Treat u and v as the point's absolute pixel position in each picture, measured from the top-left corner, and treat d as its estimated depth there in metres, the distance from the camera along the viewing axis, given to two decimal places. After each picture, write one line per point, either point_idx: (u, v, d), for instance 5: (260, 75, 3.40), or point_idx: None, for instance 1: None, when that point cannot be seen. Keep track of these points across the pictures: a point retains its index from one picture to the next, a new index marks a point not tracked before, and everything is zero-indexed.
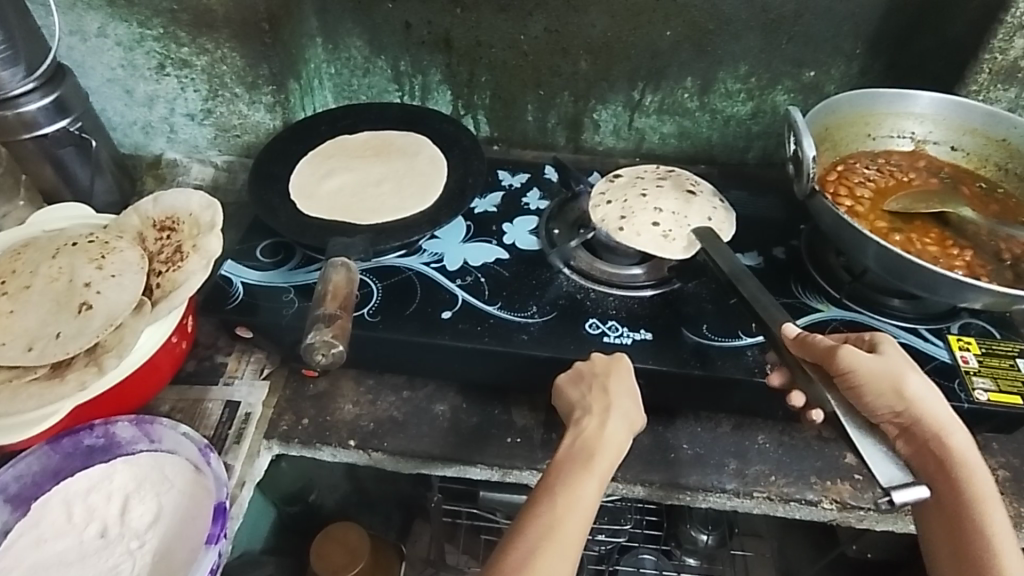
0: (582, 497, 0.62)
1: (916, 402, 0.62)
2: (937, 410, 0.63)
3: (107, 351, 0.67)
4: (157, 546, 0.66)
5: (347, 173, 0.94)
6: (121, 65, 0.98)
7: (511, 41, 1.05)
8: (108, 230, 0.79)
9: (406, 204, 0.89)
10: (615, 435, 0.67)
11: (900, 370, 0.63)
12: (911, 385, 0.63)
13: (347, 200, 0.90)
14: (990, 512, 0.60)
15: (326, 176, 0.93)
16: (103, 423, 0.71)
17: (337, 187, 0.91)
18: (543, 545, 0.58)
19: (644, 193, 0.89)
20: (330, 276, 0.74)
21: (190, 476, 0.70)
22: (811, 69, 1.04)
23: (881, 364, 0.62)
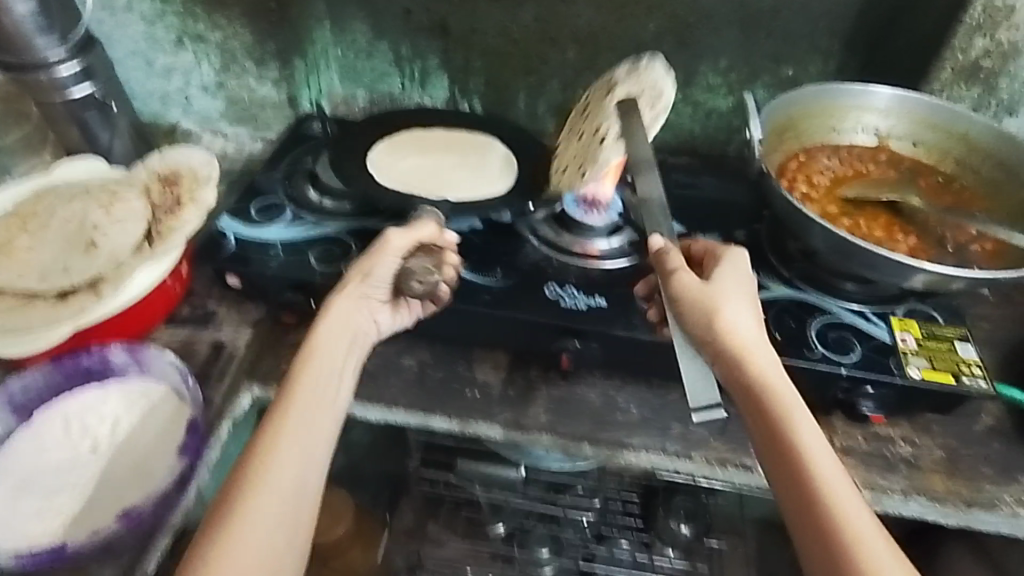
0: (294, 442, 0.63)
1: (728, 324, 0.65)
2: (752, 334, 0.66)
3: (106, 283, 0.76)
4: (141, 463, 0.73)
5: (412, 161, 0.99)
6: (143, 38, 1.06)
7: (502, 28, 1.11)
8: (118, 181, 0.87)
9: (465, 185, 0.95)
10: (347, 333, 0.73)
11: (721, 297, 0.67)
12: (733, 314, 0.66)
13: (413, 177, 0.96)
14: (796, 421, 0.61)
15: (401, 157, 1.00)
16: (100, 348, 0.78)
17: (406, 172, 0.97)
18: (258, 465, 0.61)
19: (585, 125, 0.94)
20: (421, 232, 0.79)
21: (174, 402, 0.78)
22: (789, 66, 1.09)
23: (705, 293, 0.67)
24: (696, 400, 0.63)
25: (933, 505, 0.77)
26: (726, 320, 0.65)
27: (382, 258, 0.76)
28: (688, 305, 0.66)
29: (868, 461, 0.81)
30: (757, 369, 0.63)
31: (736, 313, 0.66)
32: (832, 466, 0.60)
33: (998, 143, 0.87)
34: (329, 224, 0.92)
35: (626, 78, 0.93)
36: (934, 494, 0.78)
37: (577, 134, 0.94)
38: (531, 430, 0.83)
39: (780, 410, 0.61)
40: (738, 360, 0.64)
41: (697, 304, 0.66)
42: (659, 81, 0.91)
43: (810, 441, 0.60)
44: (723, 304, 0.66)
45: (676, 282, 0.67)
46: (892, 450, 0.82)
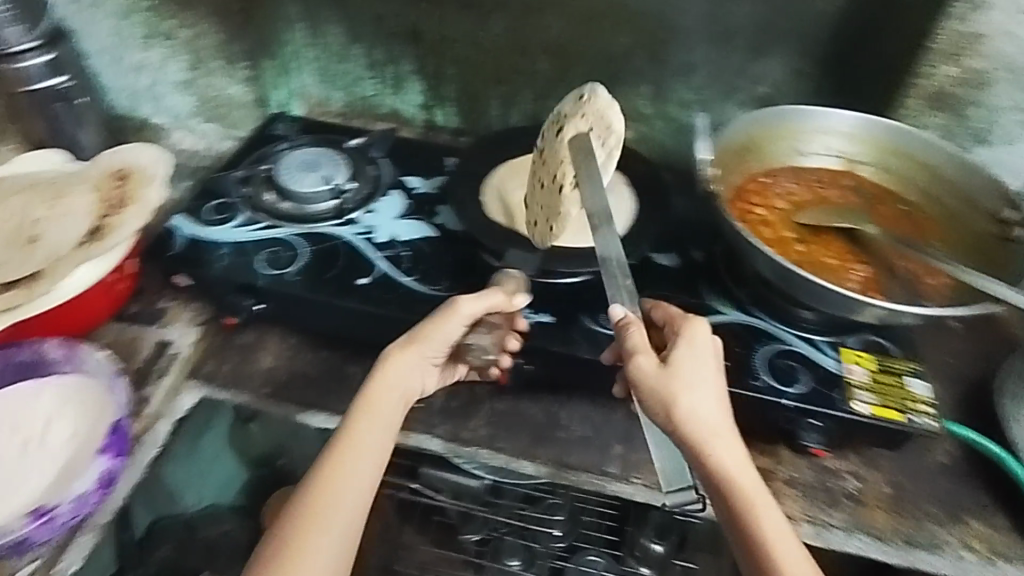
0: (337, 505, 0.63)
1: (696, 419, 0.61)
2: (720, 426, 0.62)
3: (43, 279, 0.77)
4: (64, 461, 0.72)
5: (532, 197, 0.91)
6: (112, 34, 1.05)
7: (474, 37, 1.10)
8: (73, 178, 0.88)
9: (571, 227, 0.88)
10: (393, 389, 0.71)
11: (685, 382, 0.62)
12: (696, 401, 0.61)
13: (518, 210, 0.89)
14: (766, 520, 0.60)
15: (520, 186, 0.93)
16: (37, 342, 0.78)
17: None
18: (286, 552, 0.60)
19: (541, 179, 0.83)
20: (493, 300, 0.75)
21: (104, 400, 0.76)
22: (764, 84, 1.06)
23: (667, 379, 0.62)
24: (669, 480, 0.61)
25: (873, 542, 0.75)
26: (690, 409, 0.61)
27: (445, 324, 0.73)
28: (654, 395, 0.61)
29: (810, 493, 0.79)
30: (723, 466, 0.60)
31: (700, 400, 0.62)
32: (804, 563, 0.59)
33: (960, 172, 0.85)
34: (281, 227, 0.91)
35: (575, 113, 0.82)
36: (875, 532, 0.76)
37: (540, 185, 0.83)
38: (470, 444, 0.82)
39: (749, 518, 0.60)
40: (702, 456, 0.61)
41: (661, 397, 0.61)
42: (606, 110, 0.81)
43: (781, 549, 0.59)
44: (689, 393, 0.62)
45: (637, 365, 0.61)
46: (837, 484, 0.80)
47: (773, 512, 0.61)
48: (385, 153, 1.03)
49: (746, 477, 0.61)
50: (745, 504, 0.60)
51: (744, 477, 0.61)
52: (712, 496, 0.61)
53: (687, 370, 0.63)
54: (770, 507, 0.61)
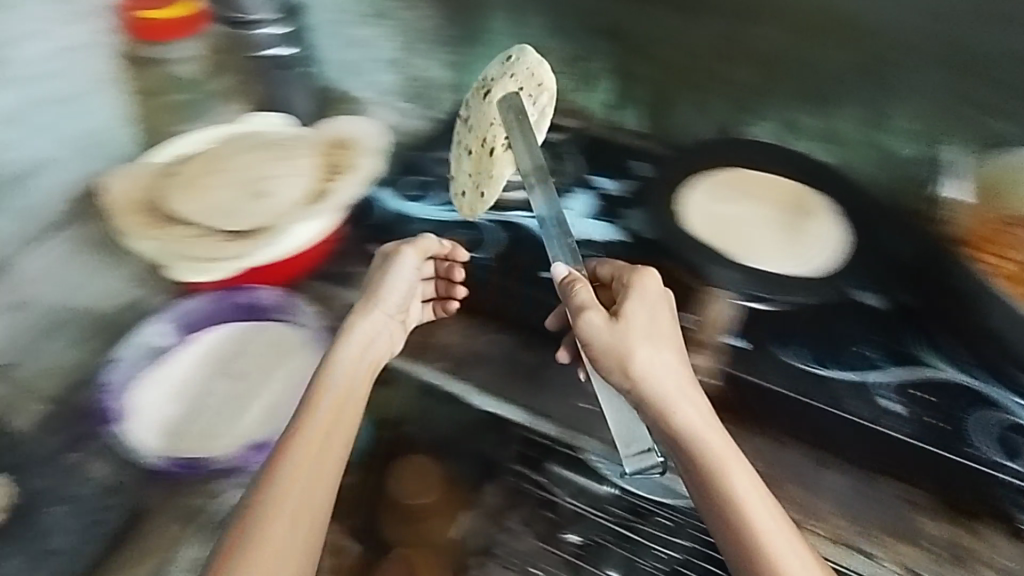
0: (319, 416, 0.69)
1: (649, 374, 0.64)
2: (677, 383, 0.64)
3: (271, 232, 0.84)
4: (269, 400, 0.79)
5: (738, 217, 0.88)
6: (340, 11, 1.15)
7: (678, 40, 1.07)
8: (295, 138, 0.94)
9: (784, 253, 0.85)
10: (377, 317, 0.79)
11: (620, 337, 0.65)
12: (645, 359, 0.64)
13: (726, 227, 0.86)
14: (752, 506, 0.59)
15: (726, 202, 0.90)
16: (254, 288, 0.86)
17: (746, 234, 0.87)
18: (303, 446, 0.66)
19: (470, 145, 0.90)
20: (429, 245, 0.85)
21: (306, 351, 0.83)
22: (1003, 120, 0.95)
23: (619, 336, 0.65)
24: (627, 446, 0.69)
25: None
26: (640, 366, 0.64)
27: (366, 314, 0.79)
28: (598, 348, 0.65)
29: None
30: (682, 425, 0.62)
31: (654, 360, 0.65)
32: (791, 553, 0.58)
33: None
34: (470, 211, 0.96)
35: (504, 73, 0.90)
36: None
37: (468, 150, 0.91)
38: None
39: (740, 493, 0.60)
40: (659, 413, 0.63)
41: (617, 355, 0.65)
42: (537, 70, 0.88)
43: (757, 516, 0.59)
44: (642, 348, 0.65)
45: (585, 321, 0.66)
46: None
47: (742, 488, 0.60)
48: (576, 152, 1.05)
49: (720, 444, 0.62)
50: (732, 490, 0.60)
51: (707, 443, 0.62)
52: (684, 462, 0.62)
53: (636, 329, 0.66)
54: (743, 484, 0.60)
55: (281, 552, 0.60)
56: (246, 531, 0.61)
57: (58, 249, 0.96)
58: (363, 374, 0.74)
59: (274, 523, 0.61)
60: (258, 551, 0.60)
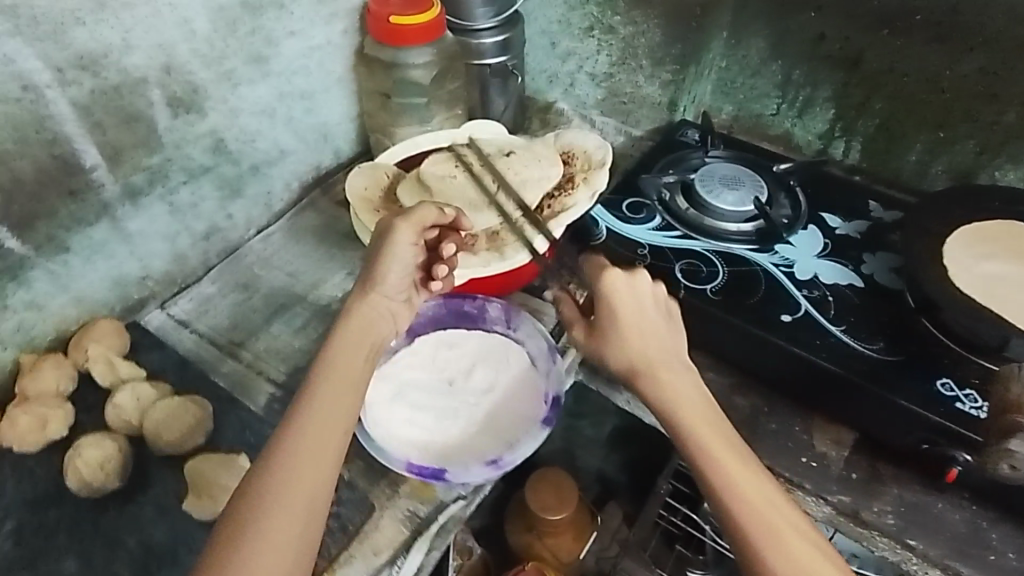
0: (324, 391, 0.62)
1: (672, 388, 0.61)
2: (693, 385, 0.62)
3: (504, 243, 0.85)
4: (492, 411, 0.80)
5: (1002, 274, 0.79)
6: (558, 20, 1.12)
7: (930, 74, 0.96)
8: (519, 145, 0.93)
9: None
10: (384, 305, 0.70)
11: (640, 324, 0.62)
12: (641, 348, 0.62)
13: (995, 288, 0.77)
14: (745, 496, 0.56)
15: (989, 256, 0.80)
16: (482, 299, 0.88)
17: (1012, 293, 0.77)
18: (328, 394, 0.62)
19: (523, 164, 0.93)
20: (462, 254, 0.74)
21: (527, 368, 0.84)
22: None
23: (613, 325, 0.63)
24: None
25: None
26: (636, 351, 0.62)
27: (398, 250, 0.70)
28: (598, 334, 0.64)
29: None
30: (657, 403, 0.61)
31: (650, 346, 0.62)
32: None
33: None
34: (695, 239, 0.90)
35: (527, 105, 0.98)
36: None
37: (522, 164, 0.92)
38: (870, 527, 0.75)
39: (748, 502, 0.56)
40: (649, 391, 0.61)
41: (613, 336, 0.63)
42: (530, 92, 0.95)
43: (747, 509, 0.56)
44: (635, 342, 0.62)
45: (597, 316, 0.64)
46: None
47: (760, 500, 0.56)
48: (799, 184, 0.97)
49: (732, 458, 0.58)
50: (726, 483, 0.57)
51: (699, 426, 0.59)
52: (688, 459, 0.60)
53: (629, 312, 0.62)
54: (750, 491, 0.56)
55: (292, 513, 0.55)
56: (265, 479, 0.56)
57: (282, 233, 0.99)
58: (390, 336, 0.71)
59: (283, 480, 0.56)
60: (266, 504, 0.55)
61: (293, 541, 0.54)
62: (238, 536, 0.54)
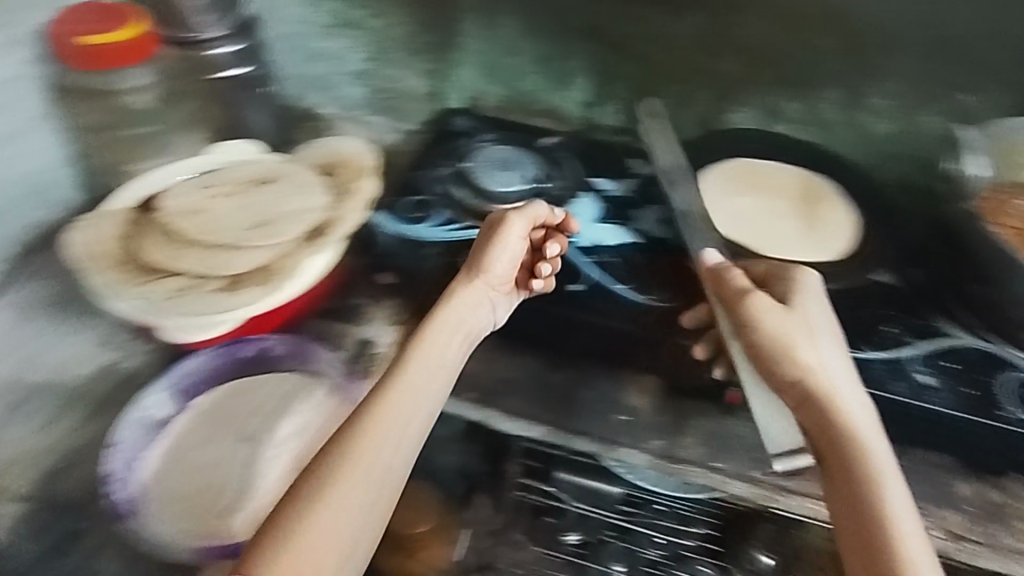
0: (403, 399, 0.66)
1: (821, 371, 0.68)
2: (842, 378, 0.68)
3: (278, 274, 0.77)
4: (296, 461, 0.71)
5: (751, 207, 0.91)
6: (300, 20, 1.06)
7: (663, 36, 1.06)
8: (272, 166, 0.87)
9: (801, 237, 0.88)
10: (460, 320, 0.77)
11: (793, 328, 0.70)
12: (805, 348, 0.69)
13: (746, 222, 0.90)
14: (874, 468, 0.63)
15: (734, 196, 0.92)
16: (261, 338, 0.78)
17: (759, 223, 0.90)
18: (379, 407, 0.65)
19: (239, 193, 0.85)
20: (537, 213, 0.85)
21: (329, 401, 0.75)
22: (967, 94, 1.01)
23: (781, 321, 0.71)
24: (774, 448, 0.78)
25: None
26: (804, 358, 0.69)
27: (506, 244, 0.83)
28: (771, 345, 0.70)
29: None
30: (833, 406, 0.66)
31: (811, 348, 0.69)
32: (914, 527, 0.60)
33: None
34: (481, 226, 0.90)
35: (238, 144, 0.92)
36: None
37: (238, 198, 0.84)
38: (683, 462, 0.78)
39: (873, 477, 0.62)
40: (828, 403, 0.66)
41: (775, 341, 0.70)
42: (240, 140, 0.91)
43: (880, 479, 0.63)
44: (803, 342, 0.70)
45: (754, 300, 0.73)
46: None
47: (889, 470, 0.63)
48: (570, 150, 1.01)
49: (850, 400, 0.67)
50: (856, 453, 0.64)
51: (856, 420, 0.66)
52: (819, 445, 0.66)
53: (813, 320, 0.72)
54: (889, 468, 0.63)
55: (367, 482, 0.60)
56: (331, 472, 0.60)
57: (8, 313, 0.81)
58: (481, 324, 0.80)
59: (365, 477, 0.60)
60: (351, 468, 0.60)
61: (365, 503, 0.59)
62: (323, 488, 0.59)
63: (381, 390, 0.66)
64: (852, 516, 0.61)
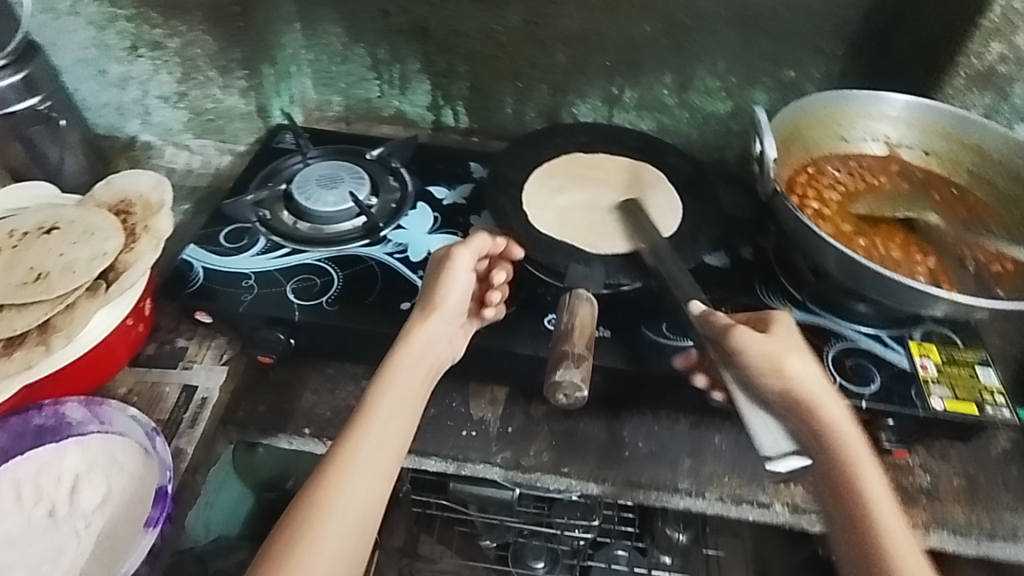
0: (375, 437, 0.61)
1: (803, 381, 0.64)
2: (824, 388, 0.64)
3: (57, 330, 0.68)
4: (104, 528, 0.66)
5: (579, 202, 0.87)
6: (93, 44, 0.98)
7: (488, 31, 1.03)
8: (57, 215, 0.78)
9: (626, 233, 0.83)
10: (427, 355, 0.69)
11: (789, 344, 0.66)
12: (798, 364, 0.65)
13: (571, 219, 0.84)
14: (864, 474, 0.61)
15: (563, 192, 0.88)
16: (53, 403, 0.72)
17: (585, 217, 0.85)
18: (352, 440, 0.61)
19: (17, 245, 0.74)
20: (482, 242, 0.75)
21: (139, 459, 0.71)
22: (790, 68, 1.02)
23: (769, 343, 0.65)
24: (771, 447, 0.65)
25: (953, 537, 0.75)
26: (797, 371, 0.64)
27: (455, 278, 0.73)
28: (761, 358, 0.65)
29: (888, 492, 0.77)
30: (825, 415, 0.63)
31: (806, 363, 0.65)
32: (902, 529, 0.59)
33: (1011, 153, 0.84)
34: (306, 251, 0.85)
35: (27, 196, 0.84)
36: (956, 527, 0.75)
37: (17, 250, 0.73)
38: (532, 470, 0.78)
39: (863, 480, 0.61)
40: (810, 409, 0.63)
41: (767, 358, 0.65)
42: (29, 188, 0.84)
43: (872, 484, 0.61)
44: (793, 357, 0.65)
45: (740, 334, 0.65)
46: (912, 481, 0.78)
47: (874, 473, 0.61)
48: (402, 163, 0.97)
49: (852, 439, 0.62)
50: (847, 458, 0.61)
51: (843, 428, 0.63)
52: (817, 449, 0.63)
53: (789, 335, 0.67)
54: (875, 474, 0.61)
55: (351, 526, 0.57)
56: (304, 523, 0.56)
57: None
58: (443, 361, 0.72)
59: (349, 516, 0.57)
60: (329, 508, 0.57)
61: (347, 550, 0.56)
62: (308, 530, 0.56)
63: (353, 420, 0.62)
64: (857, 519, 0.59)
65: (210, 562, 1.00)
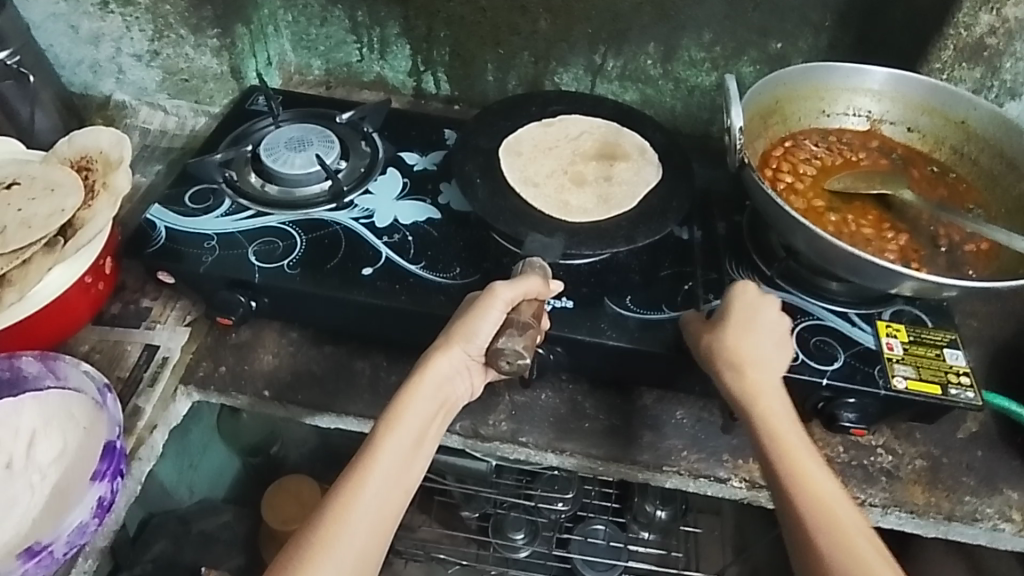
0: (383, 469, 0.58)
1: (746, 366, 0.66)
2: (771, 386, 0.65)
3: (9, 285, 0.68)
4: (58, 482, 0.67)
5: (552, 167, 0.85)
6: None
7: None
8: (18, 171, 0.77)
9: (595, 201, 0.82)
10: (441, 394, 0.63)
11: (747, 333, 0.68)
12: (747, 352, 0.67)
13: (541, 183, 0.83)
14: (827, 495, 0.58)
15: (536, 158, 0.86)
16: (7, 356, 0.72)
17: (557, 182, 0.84)
18: (358, 471, 0.57)
19: None
20: (531, 284, 0.66)
21: (95, 416, 0.71)
22: (777, 39, 0.99)
23: (728, 335, 0.68)
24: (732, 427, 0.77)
25: (910, 517, 0.74)
26: (744, 360, 0.66)
27: (488, 311, 0.64)
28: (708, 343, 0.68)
29: (847, 472, 0.77)
30: (765, 411, 0.63)
31: (757, 352, 0.67)
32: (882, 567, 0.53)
33: (998, 131, 0.81)
34: (271, 214, 0.84)
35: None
36: (914, 508, 0.75)
37: None
38: (491, 439, 0.78)
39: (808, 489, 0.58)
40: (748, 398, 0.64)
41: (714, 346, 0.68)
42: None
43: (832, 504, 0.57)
44: (741, 344, 0.67)
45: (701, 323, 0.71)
46: (873, 461, 0.78)
47: (830, 487, 0.58)
48: (375, 127, 0.95)
49: (810, 466, 0.60)
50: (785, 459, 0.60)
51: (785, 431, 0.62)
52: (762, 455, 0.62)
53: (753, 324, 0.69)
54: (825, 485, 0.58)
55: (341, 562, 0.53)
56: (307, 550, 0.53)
57: None
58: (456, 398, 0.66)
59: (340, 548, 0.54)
60: (330, 546, 0.53)
61: None
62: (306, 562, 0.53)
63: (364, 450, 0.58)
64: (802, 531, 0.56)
65: (189, 522, 1.02)
